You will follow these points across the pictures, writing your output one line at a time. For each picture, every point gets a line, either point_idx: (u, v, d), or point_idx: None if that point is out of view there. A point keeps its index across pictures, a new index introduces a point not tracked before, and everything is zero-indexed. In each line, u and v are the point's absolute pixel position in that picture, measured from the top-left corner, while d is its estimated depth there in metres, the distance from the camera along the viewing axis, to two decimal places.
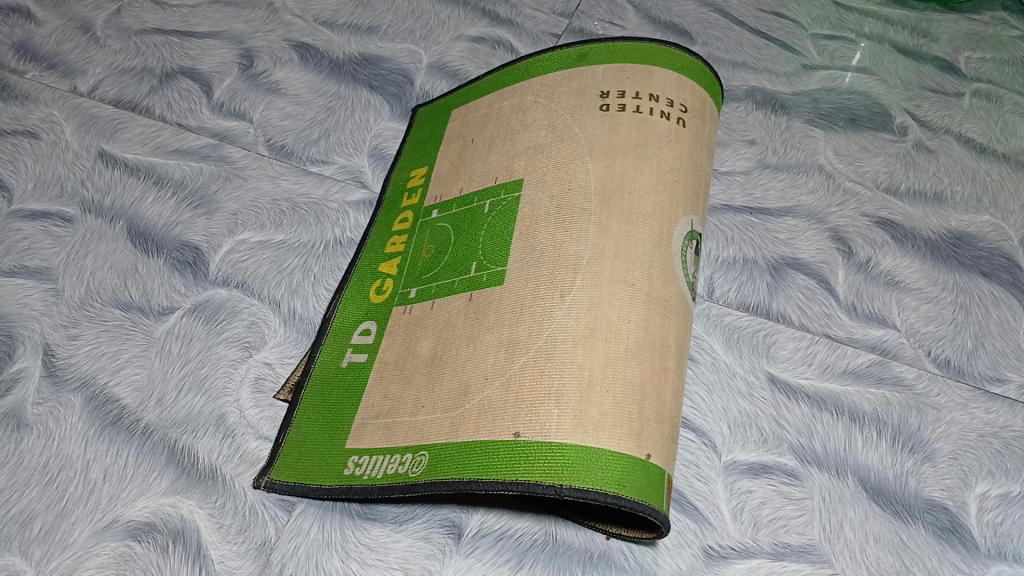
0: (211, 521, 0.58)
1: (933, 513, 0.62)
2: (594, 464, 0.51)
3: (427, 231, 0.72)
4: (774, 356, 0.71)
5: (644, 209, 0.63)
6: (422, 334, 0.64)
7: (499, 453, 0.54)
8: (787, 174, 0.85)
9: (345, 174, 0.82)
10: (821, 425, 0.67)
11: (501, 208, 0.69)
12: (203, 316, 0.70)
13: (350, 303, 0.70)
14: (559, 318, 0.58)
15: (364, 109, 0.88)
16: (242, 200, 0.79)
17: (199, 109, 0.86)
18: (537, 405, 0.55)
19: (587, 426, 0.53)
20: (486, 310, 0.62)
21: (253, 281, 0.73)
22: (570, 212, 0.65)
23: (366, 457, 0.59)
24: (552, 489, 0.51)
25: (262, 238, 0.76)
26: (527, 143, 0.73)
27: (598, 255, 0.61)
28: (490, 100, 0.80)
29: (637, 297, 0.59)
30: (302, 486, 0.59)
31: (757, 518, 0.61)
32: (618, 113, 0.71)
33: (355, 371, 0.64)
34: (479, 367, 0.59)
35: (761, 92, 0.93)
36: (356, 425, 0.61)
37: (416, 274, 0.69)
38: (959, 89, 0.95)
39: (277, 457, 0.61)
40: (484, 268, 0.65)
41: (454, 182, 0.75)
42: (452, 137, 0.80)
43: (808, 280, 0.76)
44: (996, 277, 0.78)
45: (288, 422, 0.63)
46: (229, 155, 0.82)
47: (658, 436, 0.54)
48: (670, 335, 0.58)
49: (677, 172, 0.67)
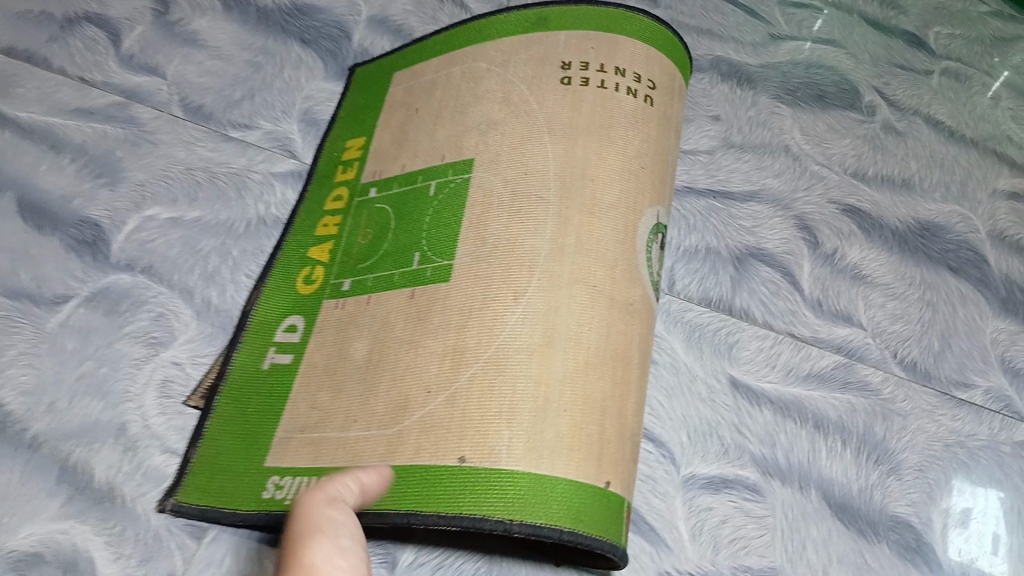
0: (108, 551, 0.52)
1: (897, 531, 0.59)
2: (548, 495, 0.47)
3: (363, 214, 0.65)
4: (736, 356, 0.66)
5: (607, 199, 0.57)
6: (356, 335, 0.58)
7: (441, 479, 0.48)
8: (752, 155, 0.80)
9: (271, 141, 0.74)
10: (785, 434, 0.62)
11: (447, 192, 0.62)
12: (103, 306, 0.62)
13: (273, 296, 0.63)
14: (511, 323, 0.52)
15: (295, 68, 0.79)
16: (152, 169, 0.70)
17: (105, 61, 0.75)
18: (485, 425, 0.49)
19: (541, 451, 0.47)
20: (429, 311, 0.56)
21: (162, 266, 0.64)
22: (525, 199, 0.58)
23: (288, 478, 0.53)
24: (501, 524, 0.46)
25: (173, 215, 0.68)
26: (478, 118, 0.65)
27: (556, 252, 0.55)
28: (438, 65, 0.72)
29: (598, 302, 0.53)
30: (214, 510, 0.53)
31: (717, 538, 0.57)
32: (581, 88, 0.63)
33: (277, 375, 0.58)
34: (421, 377, 0.53)
35: (726, 63, 0.87)
36: (277, 439, 0.55)
37: (350, 264, 0.62)
38: (929, 68, 0.91)
39: (186, 474, 0.55)
40: (428, 262, 0.58)
41: (394, 159, 0.68)
42: (394, 104, 0.72)
43: (772, 273, 0.72)
44: (963, 272, 0.74)
45: (199, 435, 0.56)
46: (138, 117, 0.73)
47: (618, 459, 0.49)
48: (633, 343, 0.53)
49: (643, 158, 0.61)
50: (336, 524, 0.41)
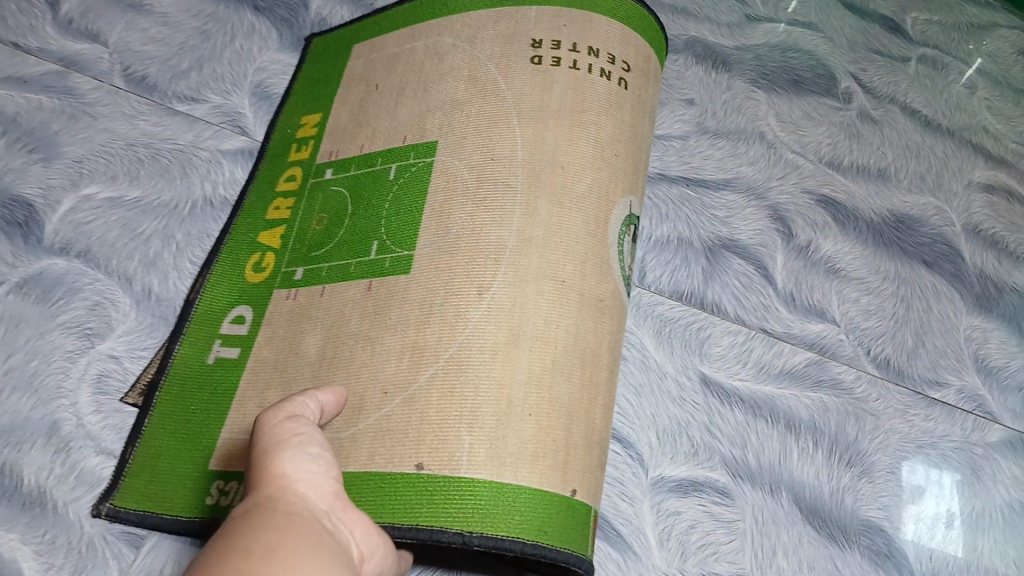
0: (37, 561, 0.48)
1: (869, 535, 0.58)
2: (509, 507, 0.44)
3: (319, 196, 0.61)
4: (707, 352, 0.64)
5: (578, 188, 0.54)
6: (309, 327, 0.54)
7: (398, 488, 0.45)
8: (726, 141, 0.77)
9: (220, 116, 0.69)
10: (756, 435, 0.60)
11: (408, 177, 0.58)
12: (34, 294, 0.57)
13: (219, 285, 0.59)
14: (475, 320, 0.49)
15: (247, 37, 0.74)
16: (90, 145, 0.65)
17: (40, 25, 0.70)
18: (444, 429, 0.46)
19: (503, 458, 0.45)
20: (387, 305, 0.52)
21: (100, 250, 0.60)
22: (491, 187, 0.55)
23: (232, 483, 0.49)
24: (459, 537, 0.44)
25: (113, 195, 0.63)
26: (442, 97, 0.61)
27: (524, 244, 0.52)
28: (400, 38, 0.68)
29: (569, 298, 0.50)
30: (153, 516, 0.49)
31: (685, 544, 0.55)
32: (552, 70, 0.60)
33: (223, 371, 0.54)
34: (377, 377, 0.49)
35: (701, 44, 0.84)
36: (222, 440, 0.51)
37: (304, 251, 0.59)
38: (905, 54, 0.89)
39: (123, 476, 0.51)
40: (388, 253, 0.55)
41: (353, 138, 0.64)
42: (353, 80, 0.68)
43: (744, 266, 0.69)
44: (938, 267, 0.73)
45: (137, 435, 0.52)
46: (77, 87, 0.68)
47: (586, 465, 0.47)
48: (603, 341, 0.51)
49: (617, 146, 0.57)
50: (318, 459, 0.41)
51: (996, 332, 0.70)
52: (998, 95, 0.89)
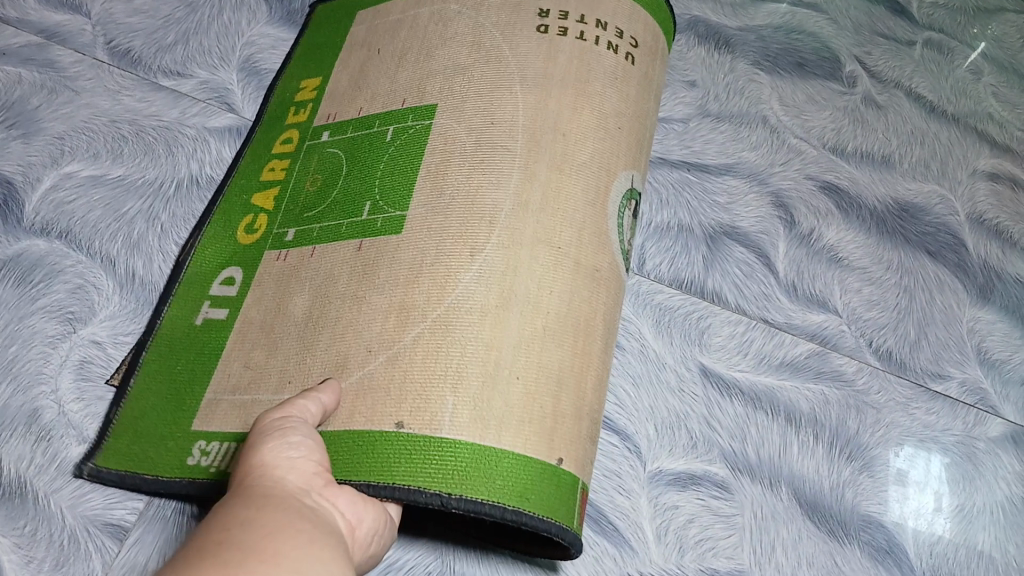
0: (17, 555, 0.46)
1: (869, 531, 0.56)
2: (492, 470, 0.42)
3: (313, 158, 0.59)
4: (707, 343, 0.63)
5: (578, 156, 0.53)
6: (297, 290, 0.52)
7: (375, 446, 0.43)
8: (728, 125, 0.75)
9: (207, 92, 0.67)
10: (755, 428, 0.59)
11: (406, 139, 0.56)
12: (14, 277, 0.55)
13: (212, 244, 0.57)
14: (466, 282, 0.47)
15: (235, 9, 0.72)
16: (72, 120, 0.63)
17: None
18: (428, 390, 0.44)
19: (488, 421, 0.43)
20: (376, 266, 0.50)
21: (82, 231, 0.58)
22: (488, 150, 0.53)
23: (215, 444, 0.47)
24: (437, 498, 0.41)
25: (95, 173, 0.61)
26: (445, 62, 0.59)
27: (519, 209, 0.50)
28: (404, 3, 0.65)
29: (562, 265, 0.49)
30: (133, 477, 0.47)
31: (683, 540, 0.54)
32: (559, 38, 0.58)
33: (209, 333, 0.52)
34: (363, 336, 0.48)
35: (704, 24, 0.82)
36: (206, 401, 0.49)
37: (296, 213, 0.56)
38: (911, 37, 0.87)
39: (107, 438, 0.49)
40: (379, 212, 0.53)
41: (352, 100, 0.61)
42: (355, 46, 0.65)
43: (745, 253, 0.68)
44: (942, 257, 0.72)
45: (122, 396, 0.51)
46: (58, 60, 0.65)
47: (575, 436, 0.45)
48: (597, 313, 0.49)
49: (620, 118, 0.56)
50: (299, 446, 0.39)
51: (999, 325, 0.69)
52: (1003, 81, 0.87)
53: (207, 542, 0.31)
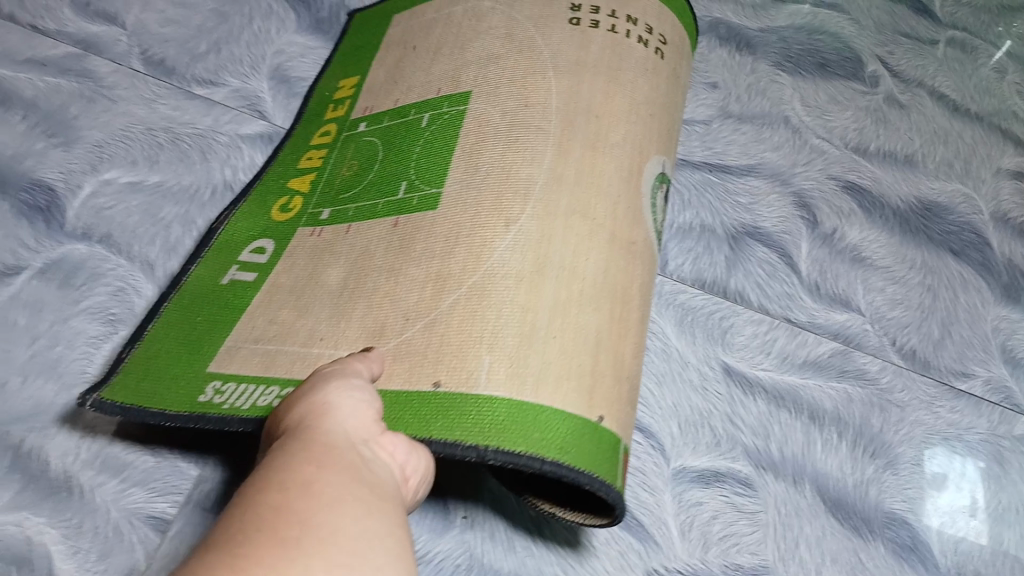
0: (64, 545, 0.48)
1: (893, 528, 0.57)
2: (530, 423, 0.42)
3: (350, 146, 0.61)
4: (730, 342, 0.63)
5: (613, 137, 0.53)
6: (331, 261, 0.53)
7: (414, 405, 0.44)
8: (750, 126, 0.76)
9: (239, 100, 0.69)
10: (779, 426, 0.60)
11: (441, 122, 0.57)
12: (57, 279, 0.57)
13: (246, 216, 0.59)
14: (501, 250, 0.48)
15: (264, 19, 0.74)
16: (110, 128, 0.65)
17: (58, 8, 0.70)
18: (465, 350, 0.44)
19: (524, 379, 0.42)
20: (413, 240, 0.51)
21: (122, 236, 0.60)
22: (521, 129, 0.53)
23: (230, 385, 0.48)
24: (475, 452, 0.41)
25: (133, 179, 0.63)
26: (479, 52, 0.60)
27: (554, 181, 0.50)
28: (439, 3, 0.67)
29: (598, 235, 0.49)
30: (139, 410, 0.48)
31: (707, 536, 0.55)
32: (591, 30, 0.59)
33: (234, 291, 0.54)
34: (400, 305, 0.48)
35: (725, 26, 0.82)
36: (225, 347, 0.50)
37: (332, 194, 0.58)
38: (934, 36, 0.87)
39: (115, 374, 0.50)
40: (415, 190, 0.54)
41: (388, 94, 0.63)
42: (392, 44, 0.67)
43: (768, 254, 0.68)
44: (965, 256, 0.72)
45: (140, 337, 0.52)
46: (95, 69, 0.67)
47: (615, 396, 0.44)
48: (635, 283, 0.49)
49: (650, 106, 0.56)
50: (362, 391, 0.42)
51: None
52: None
53: (267, 502, 0.32)
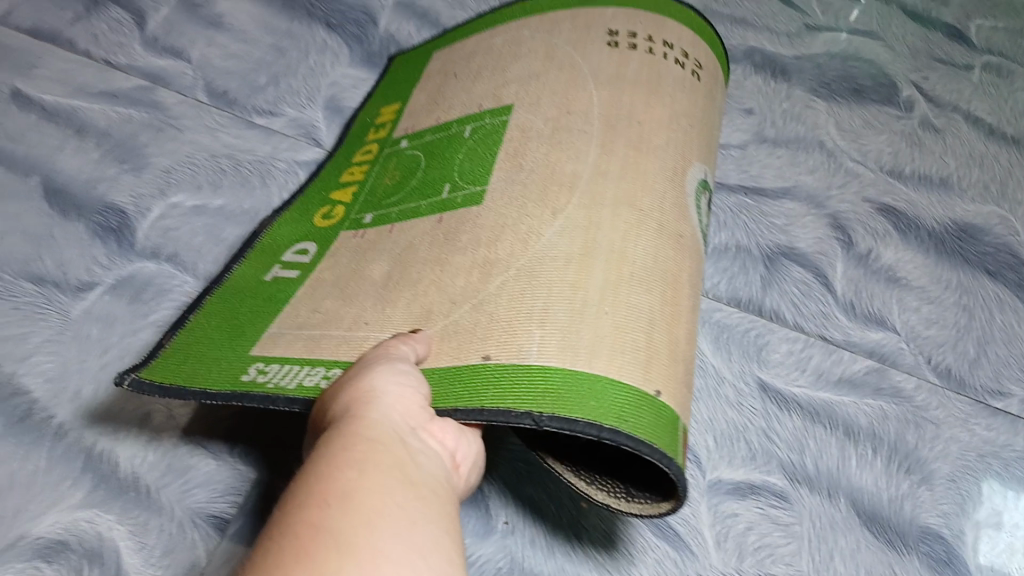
0: (132, 541, 0.51)
1: (928, 542, 0.57)
2: (584, 390, 0.42)
3: (393, 159, 0.65)
4: (765, 359, 0.65)
5: (655, 140, 0.56)
6: (374, 257, 0.56)
7: (464, 378, 0.45)
8: (785, 150, 0.78)
9: (296, 129, 0.73)
10: (814, 440, 0.61)
11: (482, 133, 0.61)
12: (127, 294, 0.61)
13: (287, 223, 0.63)
14: (548, 236, 0.50)
15: (320, 52, 0.79)
16: (177, 155, 0.69)
17: (130, 44, 0.75)
18: (515, 327, 0.46)
19: (577, 350, 0.44)
20: (458, 232, 0.54)
21: (187, 255, 0.64)
22: (566, 133, 0.57)
23: (274, 366, 0.51)
24: (529, 418, 0.42)
25: (198, 203, 0.67)
26: (519, 72, 0.64)
27: (598, 176, 0.53)
28: (478, 40, 0.71)
29: (646, 224, 0.51)
30: (179, 389, 0.50)
31: (742, 546, 0.56)
32: (629, 52, 0.62)
33: (278, 285, 0.57)
34: (447, 290, 0.50)
35: (760, 54, 0.86)
36: (269, 333, 0.53)
37: (375, 200, 0.61)
38: (969, 61, 0.89)
39: (156, 357, 0.53)
40: (459, 190, 0.57)
41: (429, 113, 0.67)
42: (432, 74, 0.71)
43: (803, 273, 0.70)
44: (1002, 276, 0.72)
45: (181, 324, 0.55)
46: (163, 100, 0.72)
47: (672, 374, 0.45)
48: (683, 271, 0.50)
49: (691, 119, 0.59)
50: (405, 378, 0.44)
51: None
52: None
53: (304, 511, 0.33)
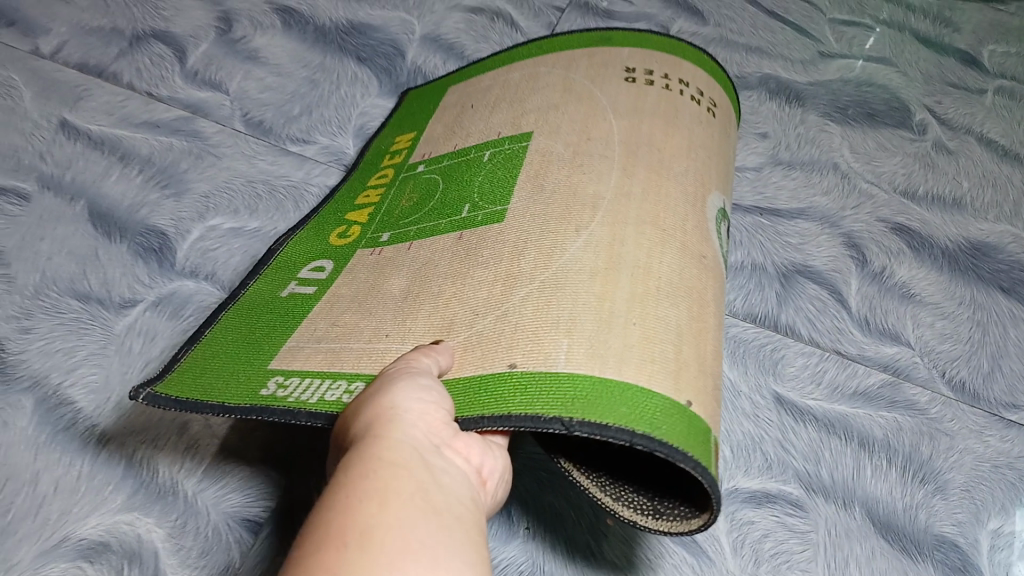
0: (170, 543, 0.54)
1: (943, 550, 0.58)
2: (614, 397, 0.44)
3: (409, 183, 0.68)
4: (781, 373, 0.67)
5: (675, 167, 0.59)
6: (392, 273, 0.58)
7: (485, 384, 0.47)
8: (799, 172, 0.81)
9: (328, 156, 0.77)
10: (829, 451, 0.62)
11: (500, 158, 0.64)
12: (167, 310, 0.64)
13: (296, 245, 0.65)
14: (572, 251, 0.53)
15: (351, 84, 0.83)
16: (215, 181, 0.73)
17: (171, 77, 0.80)
18: (540, 336, 0.48)
19: (606, 357, 0.46)
20: (478, 248, 0.56)
21: (224, 274, 0.67)
22: (586, 158, 0.59)
23: (292, 380, 0.52)
24: (558, 423, 0.43)
25: (234, 225, 0.71)
26: (538, 103, 0.67)
27: (619, 197, 0.56)
28: (495, 73, 0.75)
29: (668, 242, 0.53)
30: (195, 403, 0.51)
31: (758, 552, 0.57)
32: (646, 87, 0.65)
33: (297, 300, 0.60)
34: (469, 302, 0.53)
35: (775, 80, 0.89)
36: (288, 345, 0.55)
37: (391, 221, 0.64)
38: (982, 86, 0.91)
39: (171, 370, 0.54)
40: (479, 210, 0.60)
41: (447, 140, 0.70)
42: (448, 106, 0.75)
43: (818, 290, 0.72)
44: (1016, 293, 0.74)
45: (197, 339, 0.57)
46: (202, 129, 0.77)
47: (700, 385, 0.47)
48: (707, 289, 0.53)
49: (708, 150, 0.62)
50: (427, 395, 0.45)
51: None
52: None
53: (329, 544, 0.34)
